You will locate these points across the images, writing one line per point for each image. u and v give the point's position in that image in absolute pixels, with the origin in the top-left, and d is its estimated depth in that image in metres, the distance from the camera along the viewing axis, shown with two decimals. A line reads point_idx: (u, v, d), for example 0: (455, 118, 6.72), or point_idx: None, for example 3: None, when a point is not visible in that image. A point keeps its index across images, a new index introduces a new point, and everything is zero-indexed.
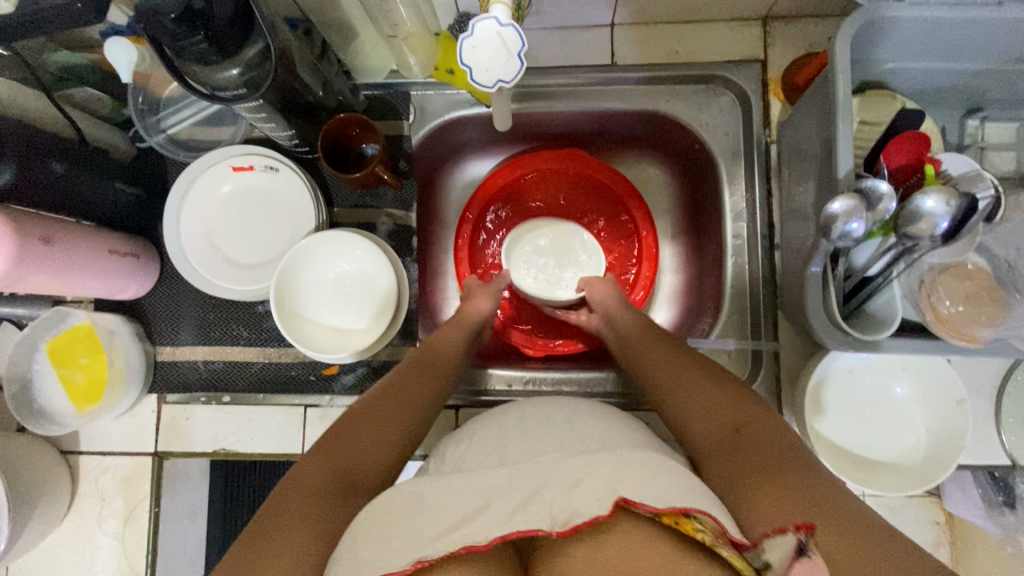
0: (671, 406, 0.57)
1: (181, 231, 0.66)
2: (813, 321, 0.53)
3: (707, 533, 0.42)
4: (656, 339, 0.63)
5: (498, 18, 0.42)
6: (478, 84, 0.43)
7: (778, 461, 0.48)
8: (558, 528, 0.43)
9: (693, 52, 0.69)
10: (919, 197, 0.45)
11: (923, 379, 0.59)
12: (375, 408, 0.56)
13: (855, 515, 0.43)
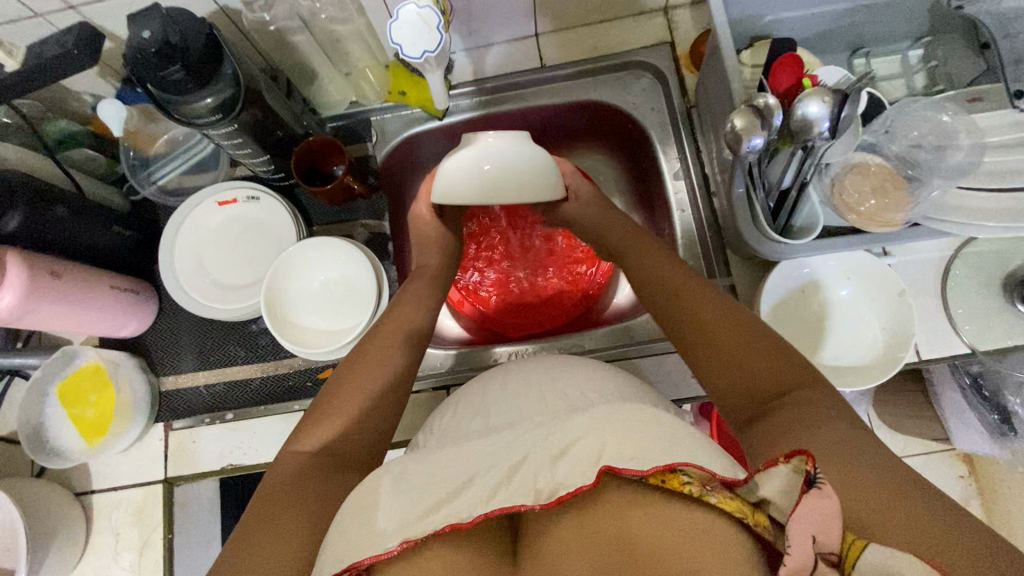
0: (710, 366, 0.55)
1: (175, 264, 0.73)
2: (747, 238, 0.59)
3: (696, 484, 0.41)
4: (694, 290, 0.60)
5: (415, 2, 0.46)
6: (407, 57, 0.47)
7: (815, 420, 0.45)
8: (542, 500, 0.43)
9: (609, 45, 0.80)
10: (800, 102, 0.51)
11: (864, 279, 0.64)
12: (352, 392, 0.56)
13: (877, 464, 0.41)
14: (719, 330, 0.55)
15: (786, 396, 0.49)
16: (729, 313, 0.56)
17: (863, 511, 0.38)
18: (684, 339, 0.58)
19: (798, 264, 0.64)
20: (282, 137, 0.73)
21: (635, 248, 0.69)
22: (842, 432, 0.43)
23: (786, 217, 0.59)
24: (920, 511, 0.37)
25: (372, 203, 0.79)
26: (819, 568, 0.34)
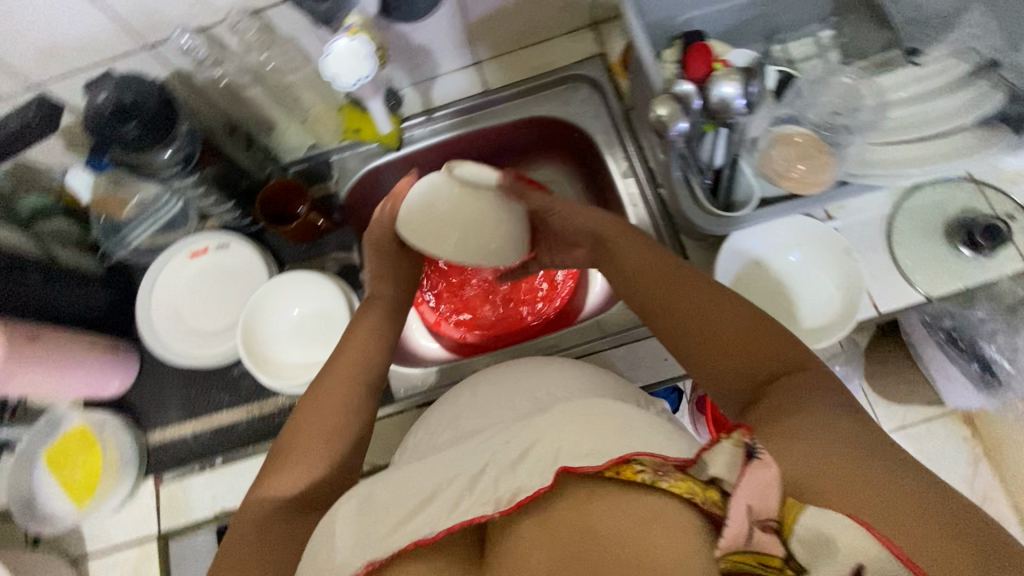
0: (708, 360, 0.51)
1: (152, 317, 0.75)
2: (692, 217, 0.62)
3: (649, 471, 0.40)
4: (691, 281, 0.55)
5: (346, 36, 0.49)
6: (340, 86, 0.50)
7: (816, 409, 0.42)
8: (503, 507, 0.42)
9: (545, 64, 0.85)
10: (715, 81, 0.56)
11: (811, 243, 0.67)
12: (304, 434, 0.53)
13: (867, 451, 0.39)
14: (722, 323, 0.51)
15: (783, 381, 0.46)
16: (726, 302, 0.52)
17: (857, 500, 0.36)
18: (677, 335, 0.54)
19: (744, 237, 0.67)
20: (243, 186, 0.77)
21: (620, 238, 0.61)
22: (839, 420, 0.41)
23: (723, 192, 0.64)
24: (918, 502, 0.35)
25: (340, 236, 0.82)
26: (756, 537, 0.36)
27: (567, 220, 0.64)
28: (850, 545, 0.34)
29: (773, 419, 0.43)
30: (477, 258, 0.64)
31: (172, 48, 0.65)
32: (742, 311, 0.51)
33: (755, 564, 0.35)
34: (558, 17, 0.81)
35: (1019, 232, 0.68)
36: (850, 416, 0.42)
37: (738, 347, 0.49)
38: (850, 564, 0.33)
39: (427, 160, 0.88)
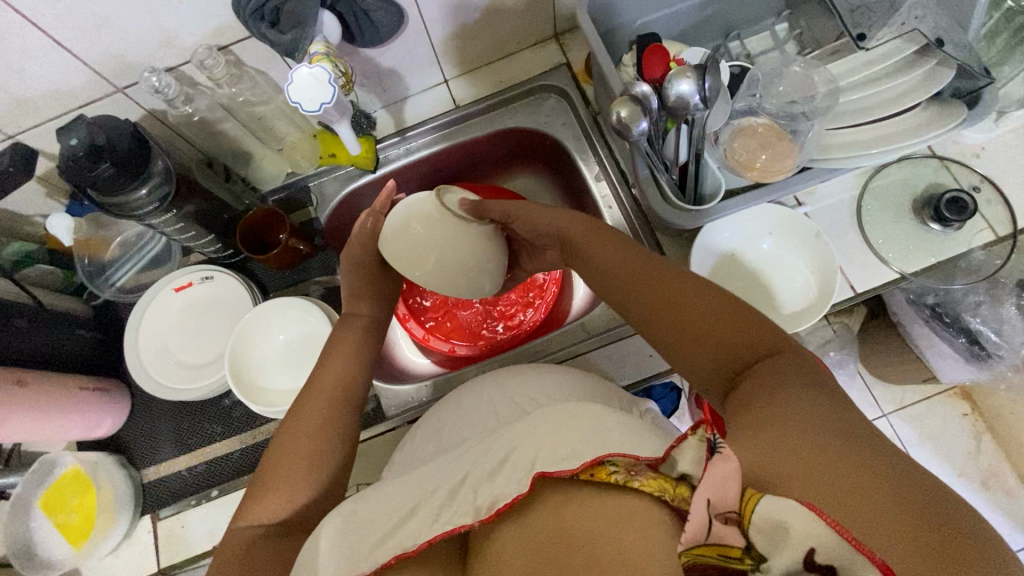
0: (688, 353, 0.49)
1: (140, 355, 0.76)
2: (662, 213, 0.64)
3: (622, 472, 0.42)
4: (661, 271, 0.54)
5: (307, 64, 0.50)
6: (306, 112, 0.51)
7: (790, 396, 0.40)
8: (483, 516, 0.45)
9: (512, 77, 0.87)
10: (671, 82, 0.57)
11: (783, 230, 0.68)
12: (290, 456, 0.54)
13: (844, 438, 0.36)
14: (696, 312, 0.49)
15: (760, 367, 0.44)
16: (698, 291, 0.51)
17: (828, 493, 0.33)
18: (653, 326, 0.52)
19: (717, 230, 0.68)
20: (224, 219, 0.77)
21: (586, 233, 0.60)
22: (814, 407, 0.38)
23: (691, 188, 0.65)
24: (899, 495, 0.32)
25: (323, 260, 0.83)
26: (716, 529, 0.35)
27: (532, 223, 0.64)
28: (803, 528, 0.32)
29: (744, 407, 0.41)
30: (458, 275, 0.64)
31: (142, 89, 0.66)
32: (718, 300, 0.49)
33: (717, 558, 0.35)
34: (521, 30, 0.83)
35: (985, 203, 0.70)
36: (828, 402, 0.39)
37: (716, 338, 0.47)
38: (802, 549, 0.32)
39: (404, 178, 0.89)
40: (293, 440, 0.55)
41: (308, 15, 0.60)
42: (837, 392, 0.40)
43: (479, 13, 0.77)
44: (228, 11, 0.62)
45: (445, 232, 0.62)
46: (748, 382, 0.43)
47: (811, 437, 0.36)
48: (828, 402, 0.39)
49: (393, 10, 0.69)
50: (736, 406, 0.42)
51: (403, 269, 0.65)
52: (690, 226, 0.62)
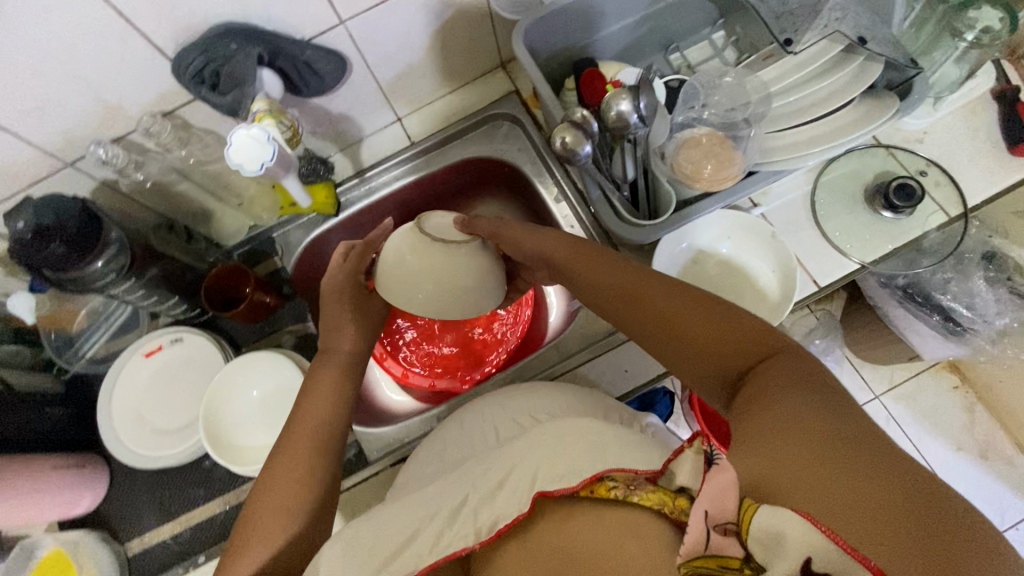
0: (693, 362, 0.48)
1: (115, 426, 0.74)
2: (620, 232, 0.64)
3: (621, 487, 0.44)
4: (654, 281, 0.53)
5: (245, 126, 0.51)
6: (248, 173, 0.51)
7: (790, 399, 0.39)
8: (484, 537, 0.47)
9: (464, 109, 0.88)
10: (610, 104, 0.58)
11: (740, 233, 0.69)
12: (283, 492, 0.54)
13: (839, 443, 0.36)
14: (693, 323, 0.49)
15: (757, 371, 0.44)
16: (693, 301, 0.50)
17: (830, 505, 0.33)
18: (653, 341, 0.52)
19: (676, 241, 0.69)
20: (182, 277, 0.77)
21: (571, 253, 0.59)
22: (809, 411, 0.38)
23: (643, 202, 0.67)
24: (901, 502, 0.32)
25: (293, 309, 0.83)
26: (714, 540, 0.34)
27: (519, 246, 0.62)
28: (799, 536, 0.31)
29: (743, 411, 0.41)
30: (458, 299, 0.61)
31: (91, 162, 0.66)
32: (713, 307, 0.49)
33: (715, 567, 0.33)
34: (467, 63, 0.84)
35: (934, 186, 0.71)
36: (828, 405, 0.39)
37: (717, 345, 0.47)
38: (799, 560, 0.30)
39: (370, 218, 0.90)
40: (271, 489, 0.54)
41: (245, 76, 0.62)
42: (838, 391, 0.40)
43: (422, 51, 0.78)
44: (171, 78, 0.63)
45: (438, 262, 0.59)
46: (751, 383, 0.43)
47: (810, 446, 0.36)
48: (829, 405, 0.38)
49: (336, 59, 0.71)
50: (734, 412, 0.42)
51: (401, 301, 0.61)
52: (648, 240, 0.62)
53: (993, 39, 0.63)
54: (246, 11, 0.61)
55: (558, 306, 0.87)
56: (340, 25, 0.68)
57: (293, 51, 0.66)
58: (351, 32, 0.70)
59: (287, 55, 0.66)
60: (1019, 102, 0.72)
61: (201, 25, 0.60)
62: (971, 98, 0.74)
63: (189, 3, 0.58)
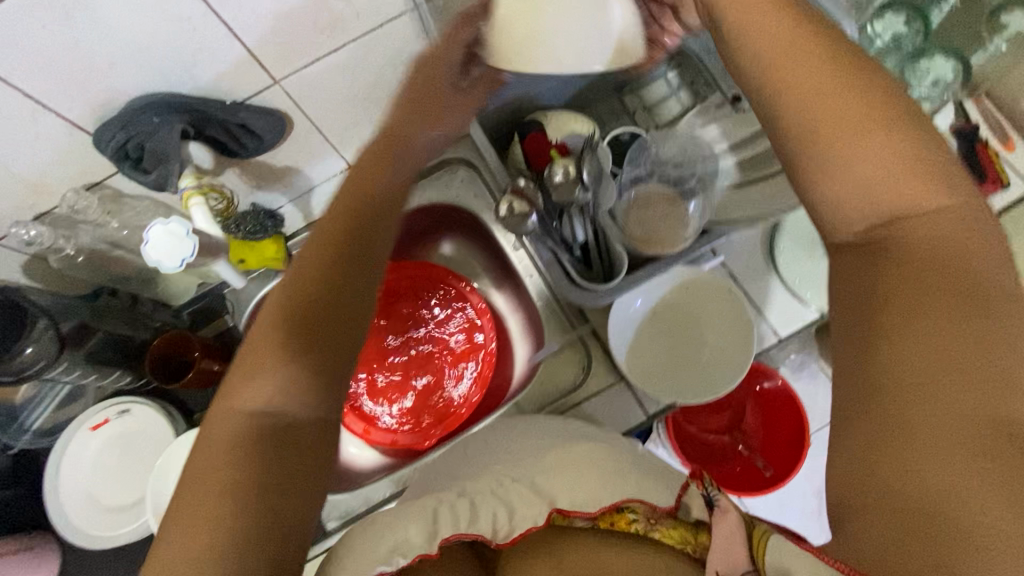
0: (859, 141, 0.38)
1: (61, 505, 0.72)
2: (570, 297, 0.62)
3: (642, 520, 0.46)
4: (834, 66, 0.40)
5: (162, 220, 0.48)
6: (167, 270, 0.48)
7: (935, 360, 0.34)
8: (500, 538, 0.49)
9: None
10: (549, 174, 0.59)
11: (698, 287, 0.67)
12: (277, 342, 0.44)
13: (959, 427, 0.33)
14: (873, 160, 0.38)
15: (900, 278, 0.37)
16: (892, 104, 0.39)
17: (928, 506, 0.32)
18: (815, 165, 0.40)
19: (628, 301, 0.66)
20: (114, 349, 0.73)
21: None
22: (936, 382, 0.34)
23: (597, 262, 0.63)
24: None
25: None
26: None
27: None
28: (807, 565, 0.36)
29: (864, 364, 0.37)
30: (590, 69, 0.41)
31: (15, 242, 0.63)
32: (887, 140, 0.38)
33: None
34: None
35: None
36: (986, 372, 0.33)
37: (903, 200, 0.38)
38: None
39: None
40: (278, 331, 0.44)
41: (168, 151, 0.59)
42: (1005, 336, 0.34)
43: (369, 101, 0.75)
44: (95, 153, 0.60)
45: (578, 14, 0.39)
46: (892, 305, 0.37)
47: (942, 446, 0.33)
48: (969, 363, 0.34)
49: (272, 118, 0.68)
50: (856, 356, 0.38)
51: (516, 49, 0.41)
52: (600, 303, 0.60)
53: (945, 92, 0.62)
54: (169, 81, 0.58)
55: (522, 357, 0.87)
56: (276, 84, 0.65)
57: (223, 117, 0.63)
58: (288, 91, 0.67)
59: (217, 121, 0.63)
60: (979, 140, 0.69)
61: (121, 99, 0.57)
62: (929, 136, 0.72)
63: (106, 80, 0.55)
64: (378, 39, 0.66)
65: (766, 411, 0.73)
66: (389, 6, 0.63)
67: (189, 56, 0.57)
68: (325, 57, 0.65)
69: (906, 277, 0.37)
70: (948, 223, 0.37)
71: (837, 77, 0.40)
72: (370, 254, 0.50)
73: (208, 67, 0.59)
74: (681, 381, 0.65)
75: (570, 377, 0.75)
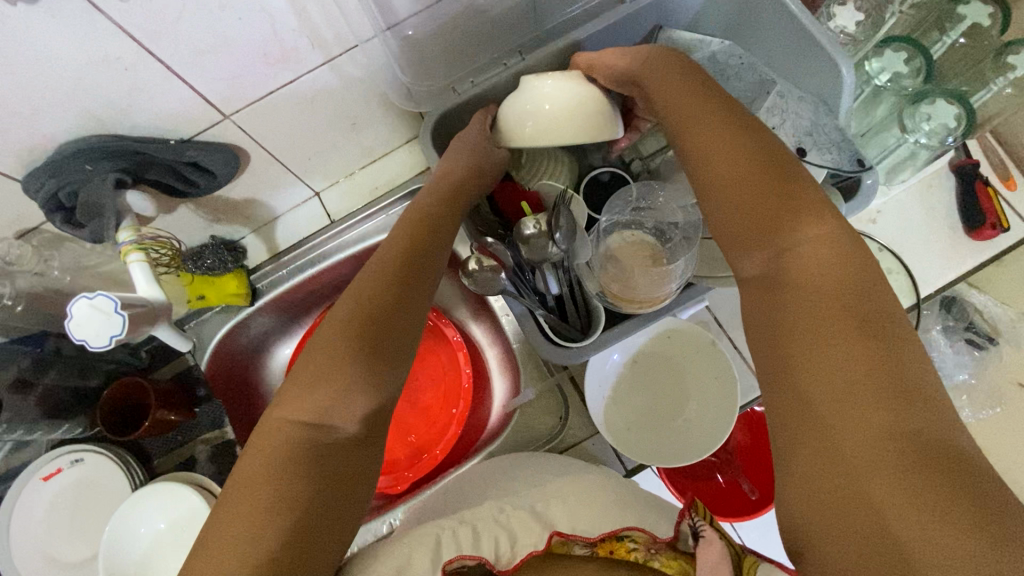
0: (758, 209, 0.43)
1: (12, 561, 0.68)
2: (544, 351, 0.56)
3: (641, 549, 0.48)
4: (719, 124, 0.48)
5: (87, 295, 0.47)
6: (95, 348, 0.47)
7: (830, 369, 0.35)
8: (504, 564, 0.49)
9: (388, 181, 0.81)
10: (520, 229, 0.57)
11: (681, 338, 0.65)
12: (329, 359, 0.45)
13: (866, 432, 0.33)
14: (750, 195, 0.43)
15: (800, 299, 0.38)
16: (779, 170, 0.44)
17: (857, 521, 0.32)
18: (711, 209, 0.46)
19: (604, 356, 0.64)
20: (66, 398, 0.71)
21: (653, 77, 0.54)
22: (842, 390, 0.35)
23: (573, 315, 0.61)
24: (946, 502, 0.30)
25: (208, 413, 0.77)
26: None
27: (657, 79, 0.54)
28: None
29: (779, 388, 0.38)
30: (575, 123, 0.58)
31: None
32: (778, 192, 0.43)
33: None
34: (386, 135, 0.76)
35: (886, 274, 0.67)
36: (876, 373, 0.34)
37: (782, 227, 0.41)
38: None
39: (293, 303, 0.82)
40: (327, 338, 0.46)
41: (104, 203, 0.56)
42: (893, 343, 0.35)
43: (333, 131, 0.69)
44: (25, 200, 0.55)
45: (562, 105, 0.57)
46: (787, 323, 0.38)
47: (861, 456, 0.33)
48: (868, 367, 0.34)
49: (226, 155, 0.62)
50: (773, 382, 0.39)
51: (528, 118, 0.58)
52: (575, 362, 0.55)
53: (946, 139, 0.58)
54: (102, 122, 0.53)
55: (499, 393, 0.83)
56: (225, 120, 0.59)
57: (166, 157, 0.58)
58: (240, 125, 0.61)
59: (161, 162, 0.58)
60: (978, 179, 0.68)
61: (47, 145, 0.52)
62: (928, 172, 0.70)
63: (26, 126, 0.50)
64: (337, 71, 0.60)
65: (753, 432, 0.72)
66: (347, 37, 0.56)
67: (121, 97, 0.51)
68: (278, 90, 0.59)
69: (797, 293, 0.39)
70: (825, 237, 0.40)
71: (719, 132, 0.47)
72: (413, 273, 0.53)
73: (145, 107, 0.53)
74: (663, 435, 0.63)
75: (548, 424, 0.73)
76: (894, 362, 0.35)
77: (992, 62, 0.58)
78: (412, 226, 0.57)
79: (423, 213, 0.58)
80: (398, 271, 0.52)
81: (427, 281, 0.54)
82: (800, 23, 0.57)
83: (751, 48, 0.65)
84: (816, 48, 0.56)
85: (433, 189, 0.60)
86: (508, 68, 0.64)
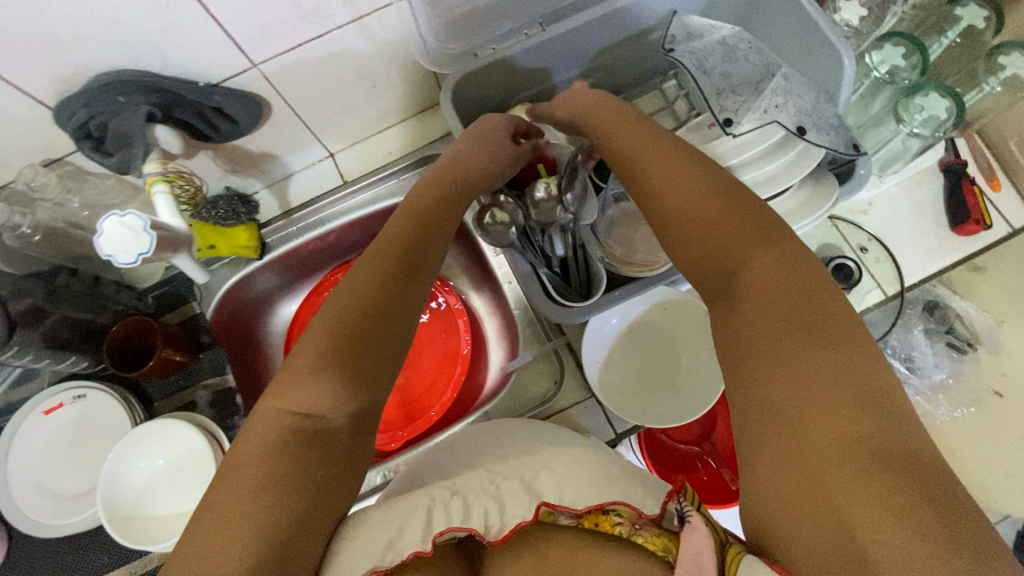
0: (729, 239, 0.45)
1: (12, 493, 0.70)
2: (544, 310, 0.57)
3: (626, 524, 0.48)
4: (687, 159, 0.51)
5: (118, 213, 0.50)
6: (122, 264, 0.50)
7: (796, 381, 0.38)
8: (494, 536, 0.48)
9: (402, 146, 0.83)
10: (531, 190, 0.60)
11: (677, 312, 0.68)
12: (338, 314, 0.48)
13: (830, 441, 0.36)
14: (723, 225, 0.46)
15: (768, 321, 0.41)
16: (748, 202, 0.47)
17: (818, 520, 0.34)
18: (674, 235, 0.48)
19: (604, 319, 0.67)
20: (73, 334, 0.72)
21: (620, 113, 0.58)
22: (807, 403, 0.37)
23: (575, 279, 0.64)
24: (904, 505, 0.33)
25: (209, 363, 0.79)
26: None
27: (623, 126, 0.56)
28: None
29: (748, 399, 0.40)
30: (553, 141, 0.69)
31: None
32: (746, 224, 0.45)
33: None
34: (405, 101, 0.78)
35: (873, 261, 0.71)
36: (838, 389, 0.37)
37: (747, 256, 0.44)
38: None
39: (299, 263, 0.84)
40: (336, 311, 0.48)
41: (131, 134, 0.58)
42: (855, 362, 0.38)
43: (355, 93, 0.72)
44: (55, 129, 0.58)
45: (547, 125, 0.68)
46: (757, 340, 0.41)
47: (824, 460, 0.35)
48: (830, 383, 0.37)
49: (249, 102, 0.64)
50: (743, 394, 0.41)
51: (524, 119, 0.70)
52: (573, 322, 0.56)
53: (938, 130, 0.61)
54: (137, 58, 0.55)
55: (496, 360, 0.86)
56: (253, 68, 0.61)
57: (195, 98, 0.60)
58: (267, 75, 0.63)
59: (188, 104, 0.61)
60: (965, 178, 0.72)
61: (83, 74, 0.54)
62: (918, 168, 0.73)
63: (66, 55, 0.52)
64: (365, 30, 0.62)
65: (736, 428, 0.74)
66: None
67: (157, 33, 0.53)
68: (308, 43, 0.61)
69: (767, 312, 0.42)
70: (783, 262, 0.43)
71: (688, 165, 0.50)
72: (423, 243, 0.56)
73: (181, 47, 0.55)
74: (655, 401, 0.65)
75: (543, 388, 0.76)
76: (857, 378, 0.37)
77: (984, 62, 0.62)
78: (426, 196, 0.59)
79: (437, 178, 0.61)
80: (405, 249, 0.54)
81: (438, 248, 0.58)
82: (806, 12, 0.60)
83: (761, 37, 0.69)
84: (820, 35, 0.60)
85: (449, 165, 0.62)
86: (529, 39, 0.67)
